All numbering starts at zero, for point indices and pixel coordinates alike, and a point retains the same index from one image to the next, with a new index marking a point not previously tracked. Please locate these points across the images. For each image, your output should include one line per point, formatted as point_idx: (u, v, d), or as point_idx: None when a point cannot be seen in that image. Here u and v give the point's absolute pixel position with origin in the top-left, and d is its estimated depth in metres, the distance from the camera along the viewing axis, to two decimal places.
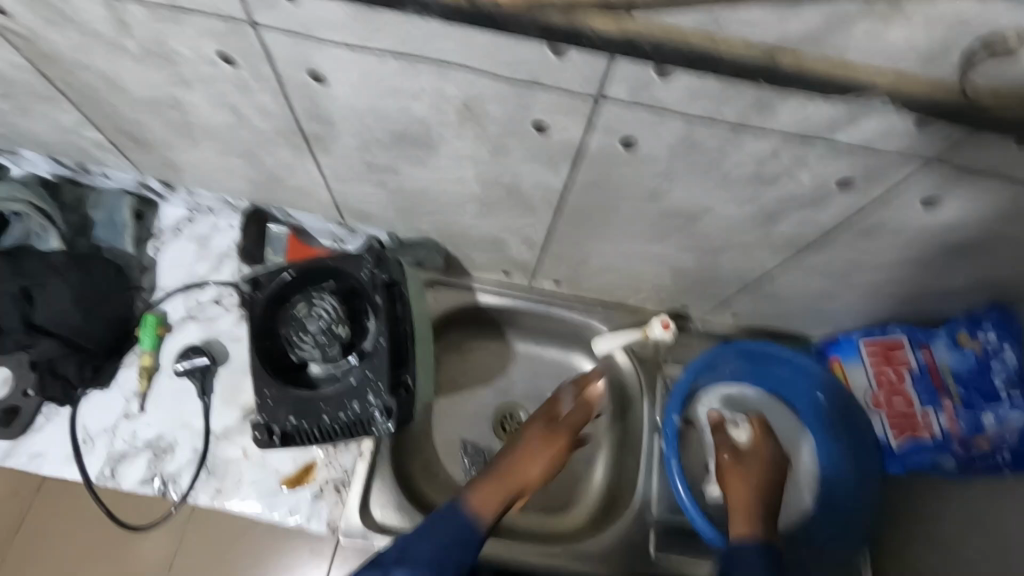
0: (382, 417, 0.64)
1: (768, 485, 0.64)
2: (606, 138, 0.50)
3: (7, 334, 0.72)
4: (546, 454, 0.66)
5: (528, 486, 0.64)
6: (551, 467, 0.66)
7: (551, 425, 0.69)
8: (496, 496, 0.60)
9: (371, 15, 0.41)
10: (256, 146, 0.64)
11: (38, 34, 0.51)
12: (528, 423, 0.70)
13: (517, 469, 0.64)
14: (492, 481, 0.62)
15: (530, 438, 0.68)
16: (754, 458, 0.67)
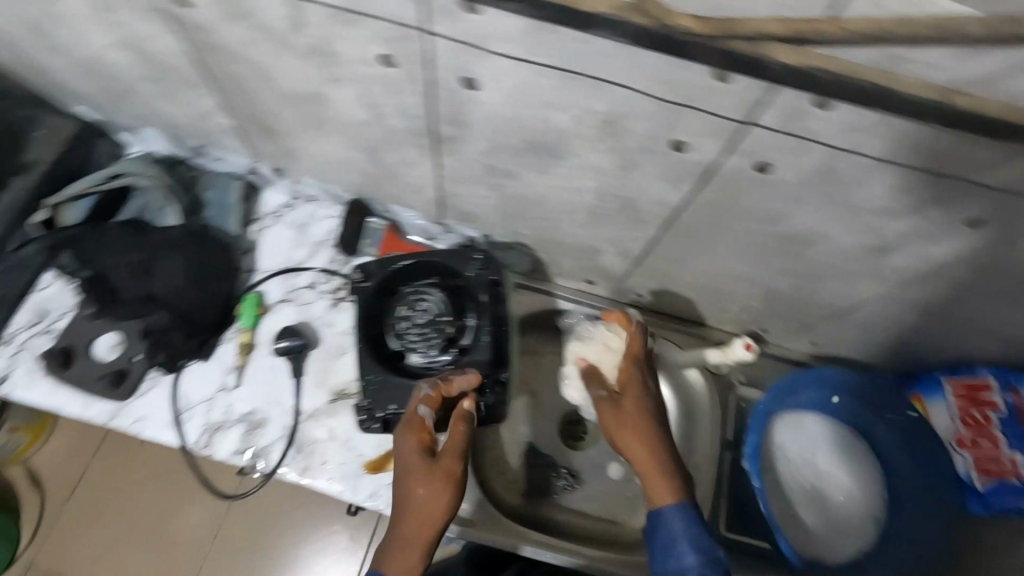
0: (483, 411, 0.66)
1: (658, 429, 0.61)
2: (742, 162, 0.52)
3: (128, 302, 0.77)
4: (411, 505, 0.56)
5: (431, 534, 0.56)
6: (445, 510, 0.56)
7: (416, 459, 0.58)
8: (411, 556, 0.55)
9: (548, 32, 0.44)
10: (384, 143, 0.67)
11: (213, 27, 0.55)
12: (404, 456, 0.59)
13: (409, 529, 0.56)
14: (402, 544, 0.56)
15: (410, 489, 0.57)
16: (637, 395, 0.63)
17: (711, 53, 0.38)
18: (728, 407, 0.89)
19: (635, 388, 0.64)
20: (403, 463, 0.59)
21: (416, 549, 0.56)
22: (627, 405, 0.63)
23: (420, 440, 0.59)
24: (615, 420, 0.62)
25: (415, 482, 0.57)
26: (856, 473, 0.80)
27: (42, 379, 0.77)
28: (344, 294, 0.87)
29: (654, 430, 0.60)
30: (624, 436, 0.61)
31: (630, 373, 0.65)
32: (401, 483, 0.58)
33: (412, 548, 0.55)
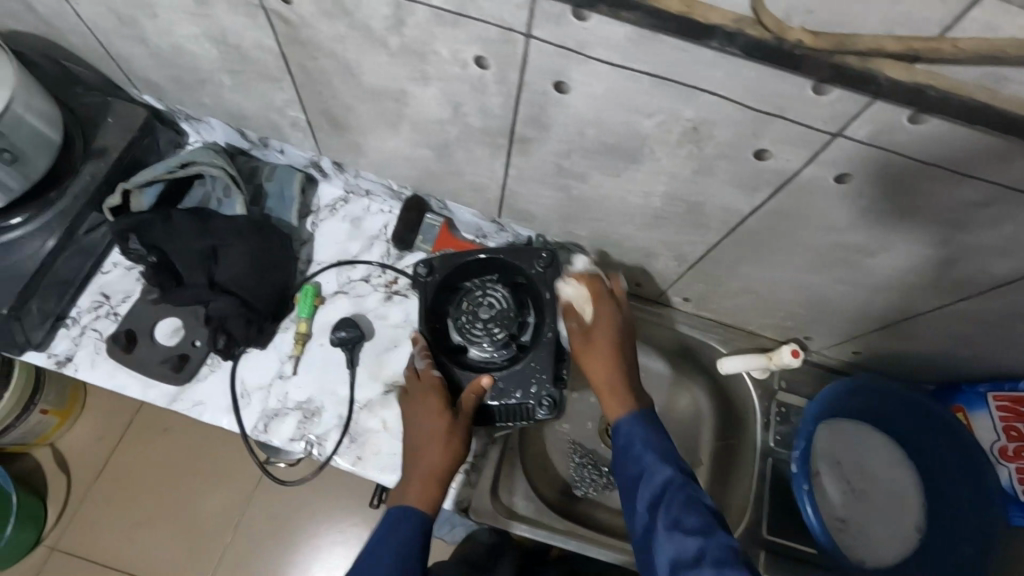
0: (547, 407, 0.67)
1: (624, 360, 0.66)
2: (821, 171, 0.54)
3: (190, 287, 0.78)
4: (429, 451, 0.65)
5: (446, 475, 0.65)
6: (459, 456, 0.65)
7: (437, 412, 0.66)
8: (431, 492, 0.64)
9: (652, 40, 0.45)
10: (456, 141, 0.69)
11: (308, 23, 0.57)
12: (417, 410, 0.67)
13: (428, 470, 0.64)
14: (415, 484, 0.64)
15: (426, 436, 0.65)
16: (608, 326, 0.67)
17: (822, 67, 0.40)
18: (771, 413, 0.90)
19: (608, 326, 0.67)
20: (421, 416, 0.67)
21: (435, 487, 0.64)
22: (598, 337, 0.66)
23: (436, 397, 0.67)
24: (585, 349, 0.67)
25: (434, 431, 0.65)
26: (896, 480, 0.83)
27: (104, 361, 0.79)
28: (397, 288, 0.88)
29: (619, 356, 0.66)
30: (592, 366, 0.66)
31: (599, 309, 0.68)
32: (417, 432, 0.66)
33: (430, 483, 0.64)
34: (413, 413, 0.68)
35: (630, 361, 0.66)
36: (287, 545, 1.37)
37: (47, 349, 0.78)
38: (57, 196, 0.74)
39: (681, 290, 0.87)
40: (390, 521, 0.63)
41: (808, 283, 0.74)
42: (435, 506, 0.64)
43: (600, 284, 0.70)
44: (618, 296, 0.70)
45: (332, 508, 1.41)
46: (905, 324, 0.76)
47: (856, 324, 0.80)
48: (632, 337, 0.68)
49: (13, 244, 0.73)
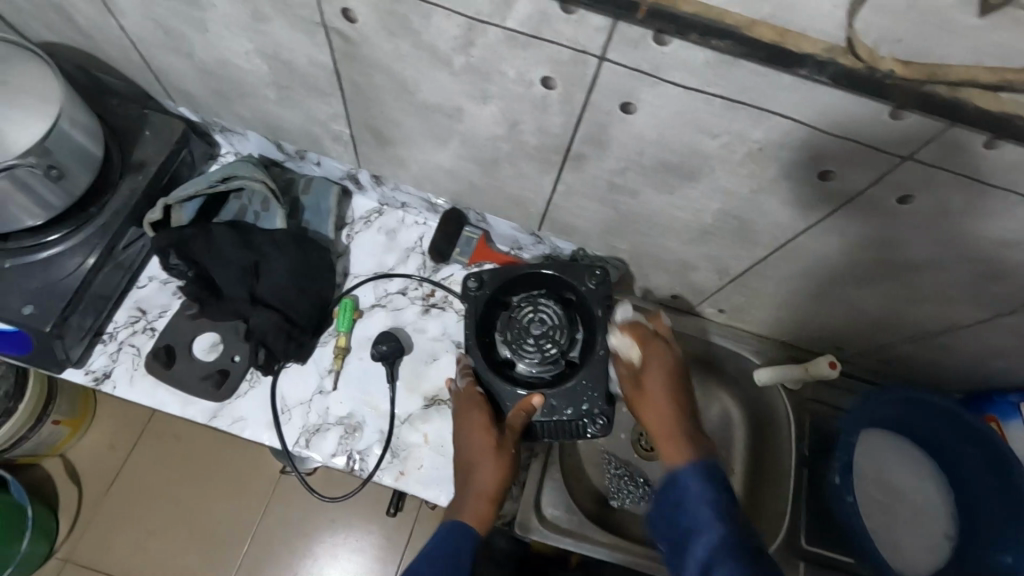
0: (600, 424, 0.69)
1: (673, 398, 0.62)
2: (885, 192, 0.54)
3: (231, 303, 0.77)
4: (483, 468, 0.67)
5: (498, 493, 0.67)
6: (509, 472, 0.67)
7: (485, 427, 0.68)
8: (485, 511, 0.66)
9: (732, 65, 0.46)
10: (506, 158, 0.69)
11: (369, 41, 0.57)
12: (468, 427, 0.69)
13: (482, 486, 0.67)
14: (470, 501, 0.67)
15: (479, 453, 0.68)
16: (660, 370, 0.65)
17: (910, 97, 0.41)
18: (803, 423, 0.89)
19: (658, 367, 0.65)
20: (469, 430, 0.69)
21: (489, 504, 0.67)
22: (649, 384, 0.64)
23: (485, 417, 0.69)
24: (641, 392, 0.64)
25: (485, 447, 0.68)
26: (929, 494, 0.85)
27: (143, 377, 0.78)
28: (434, 300, 0.88)
29: (675, 392, 0.63)
30: (646, 413, 0.63)
31: (652, 363, 0.65)
32: (467, 450, 0.69)
33: (484, 501, 0.66)
34: (461, 424, 0.70)
35: (681, 399, 0.63)
36: (304, 552, 1.36)
37: (84, 365, 0.77)
38: (97, 211, 0.74)
39: (717, 302, 0.88)
40: (443, 534, 0.65)
41: (850, 297, 0.75)
42: (486, 523, 0.67)
43: (646, 329, 0.69)
44: (664, 334, 0.69)
45: (349, 515, 1.39)
46: (945, 338, 0.77)
47: (892, 339, 0.81)
48: (688, 382, 0.65)
49: (53, 261, 0.72)
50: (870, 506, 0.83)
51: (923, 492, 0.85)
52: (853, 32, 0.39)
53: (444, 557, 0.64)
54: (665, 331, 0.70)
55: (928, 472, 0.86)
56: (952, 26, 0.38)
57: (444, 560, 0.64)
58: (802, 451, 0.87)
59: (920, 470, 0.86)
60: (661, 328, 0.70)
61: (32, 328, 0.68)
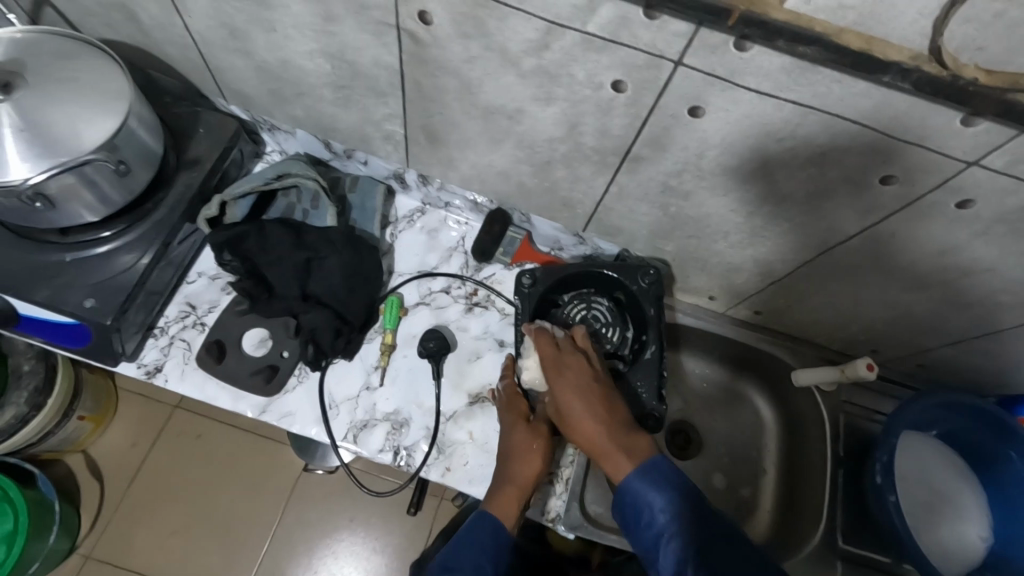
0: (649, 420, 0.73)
1: (601, 398, 0.67)
2: (945, 198, 0.56)
3: (283, 299, 0.78)
4: (515, 458, 0.72)
5: (529, 483, 0.70)
6: (542, 461, 0.72)
7: (521, 418, 0.75)
8: (515, 501, 0.69)
9: (808, 71, 0.47)
10: (562, 160, 0.71)
11: (441, 42, 0.58)
12: (505, 421, 0.75)
13: (514, 477, 0.70)
14: (502, 488, 0.70)
15: (512, 445, 0.73)
16: (573, 379, 0.68)
17: (990, 104, 0.42)
18: (837, 424, 0.88)
19: (578, 374, 0.69)
20: (507, 423, 0.75)
21: (518, 495, 0.70)
22: (569, 391, 0.67)
23: (522, 408, 0.76)
24: (557, 383, 0.68)
25: (520, 438, 0.73)
26: (966, 496, 0.86)
27: (193, 371, 0.79)
28: (477, 299, 0.89)
29: (603, 412, 0.66)
30: (573, 409, 0.66)
31: (559, 376, 0.69)
32: (504, 440, 0.74)
33: (513, 490, 0.70)
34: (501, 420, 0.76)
35: (603, 402, 0.67)
36: (323, 551, 1.36)
37: (136, 359, 0.78)
38: (153, 207, 0.75)
39: (755, 304, 0.89)
40: (476, 520, 0.68)
41: (892, 300, 0.76)
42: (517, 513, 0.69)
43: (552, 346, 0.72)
44: (576, 347, 0.73)
45: (368, 513, 1.40)
46: (982, 342, 0.78)
47: (929, 342, 0.83)
48: (607, 389, 0.69)
49: (110, 254, 0.72)
50: (914, 510, 0.83)
51: (962, 494, 0.86)
52: (940, 41, 0.40)
53: (476, 546, 0.67)
54: (581, 342, 0.74)
55: (963, 473, 0.87)
56: None
57: (473, 546, 0.67)
58: (837, 452, 0.87)
59: (956, 472, 0.87)
60: (564, 343, 0.73)
61: (93, 321, 0.69)
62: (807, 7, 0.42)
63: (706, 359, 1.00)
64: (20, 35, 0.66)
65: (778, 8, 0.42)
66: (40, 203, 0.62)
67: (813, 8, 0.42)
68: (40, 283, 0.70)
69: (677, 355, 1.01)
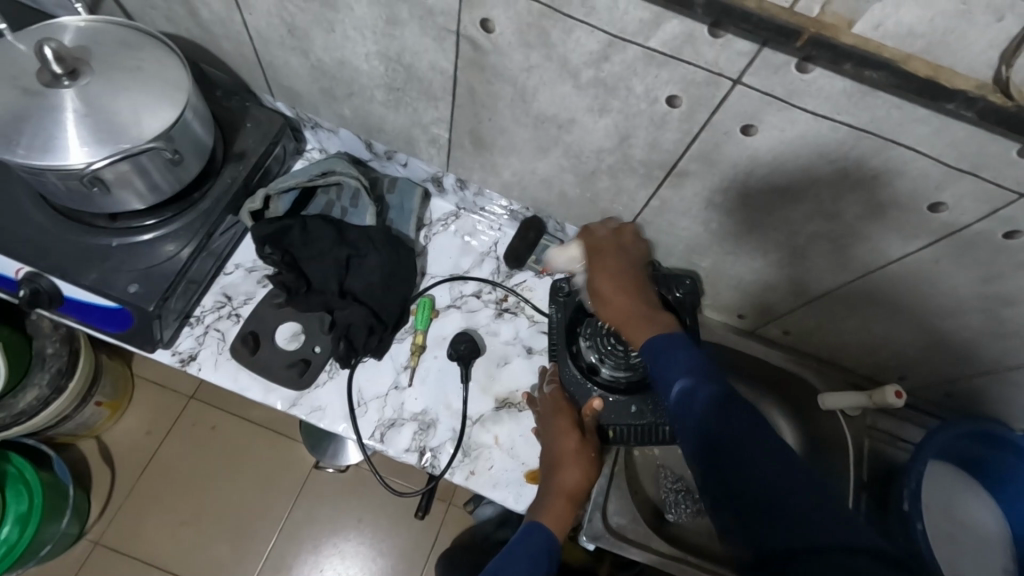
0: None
1: (637, 277, 0.67)
2: (993, 226, 0.56)
3: (321, 294, 0.80)
4: (567, 467, 0.71)
5: (578, 494, 0.71)
6: (592, 473, 0.72)
7: (569, 429, 0.73)
8: (567, 511, 0.70)
9: (870, 95, 0.48)
10: (607, 170, 0.72)
11: (501, 50, 0.60)
12: (554, 426, 0.75)
13: (563, 487, 0.71)
14: (554, 502, 0.70)
15: (563, 453, 0.72)
16: (617, 256, 0.68)
17: None
18: (862, 449, 0.87)
19: (620, 253, 0.69)
20: (555, 430, 0.74)
21: (567, 504, 0.70)
22: (602, 270, 0.67)
23: (568, 418, 0.74)
24: (595, 261, 0.69)
25: (568, 445, 0.72)
26: (988, 526, 0.86)
27: (226, 361, 0.80)
28: (508, 305, 0.89)
29: (631, 286, 0.66)
30: (599, 282, 0.67)
31: (601, 250, 0.69)
32: (553, 450, 0.73)
33: (563, 500, 0.70)
34: (547, 427, 0.75)
35: (636, 281, 0.67)
36: (330, 549, 1.35)
37: (172, 347, 0.79)
38: (200, 197, 0.76)
39: (785, 324, 0.89)
40: (524, 534, 0.67)
41: (925, 327, 0.77)
42: (569, 525, 0.69)
43: (599, 228, 0.71)
44: (625, 239, 0.70)
45: (380, 515, 1.40)
46: (1016, 373, 0.78)
47: (962, 371, 0.82)
48: (644, 276, 0.69)
49: (156, 242, 0.74)
50: (940, 538, 0.83)
51: (982, 523, 0.86)
52: (1007, 72, 0.41)
53: (526, 556, 0.64)
54: (628, 236, 0.71)
55: (985, 505, 0.87)
56: None
57: (524, 557, 0.64)
58: (862, 477, 0.86)
59: (977, 503, 0.87)
60: (615, 233, 0.70)
61: (136, 306, 0.70)
62: (874, 33, 0.43)
63: None
64: (85, 25, 0.68)
65: (846, 33, 0.43)
66: (97, 187, 0.63)
67: (881, 34, 0.43)
68: (86, 266, 0.71)
69: None
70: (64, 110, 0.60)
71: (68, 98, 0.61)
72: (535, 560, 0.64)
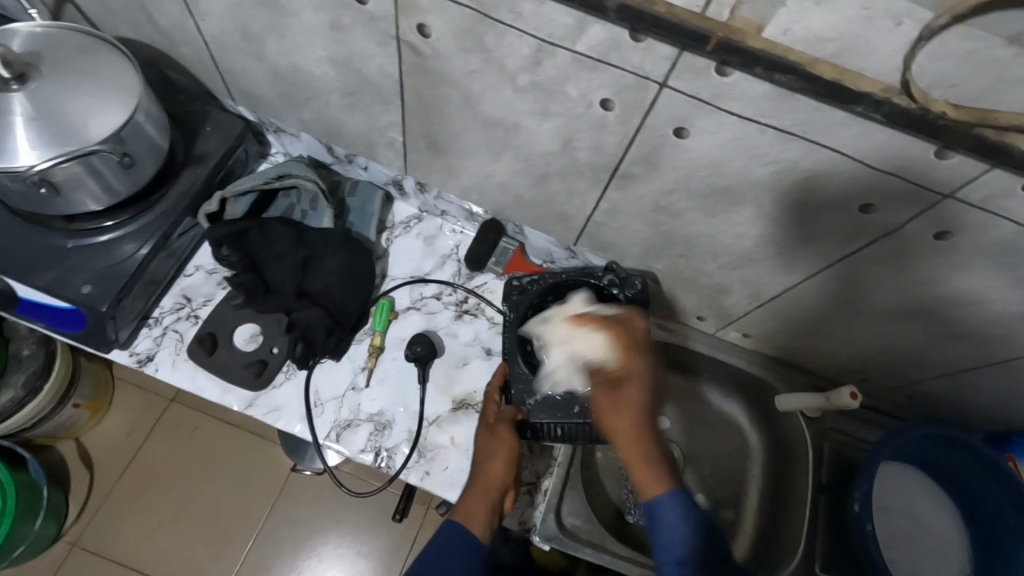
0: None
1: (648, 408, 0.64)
2: (924, 227, 0.57)
3: (278, 296, 0.80)
4: (479, 460, 0.73)
5: (495, 479, 0.72)
6: (509, 458, 0.73)
7: (482, 424, 0.77)
8: (481, 506, 0.69)
9: (788, 99, 0.49)
10: (556, 173, 0.72)
11: (442, 55, 0.61)
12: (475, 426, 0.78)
13: (482, 477, 0.72)
14: (469, 495, 0.71)
15: (478, 449, 0.75)
16: (628, 379, 0.65)
17: (962, 137, 0.43)
18: (823, 450, 0.87)
19: (633, 378, 0.65)
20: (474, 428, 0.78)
21: (484, 491, 0.71)
22: (621, 403, 0.64)
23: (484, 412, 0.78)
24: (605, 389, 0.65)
25: (482, 438, 0.75)
26: (944, 525, 0.85)
27: (184, 362, 0.81)
28: (468, 306, 0.90)
29: (648, 424, 0.64)
30: (620, 410, 0.64)
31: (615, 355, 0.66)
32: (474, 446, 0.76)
33: (478, 489, 0.71)
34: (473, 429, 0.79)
35: (652, 409, 0.64)
36: (307, 553, 1.35)
37: (130, 347, 0.81)
38: (157, 199, 0.77)
39: (744, 326, 0.90)
40: (442, 528, 0.69)
41: (877, 330, 0.77)
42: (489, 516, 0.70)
43: (607, 320, 0.69)
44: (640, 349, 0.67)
45: (354, 517, 1.39)
46: (968, 376, 0.78)
47: (916, 373, 0.83)
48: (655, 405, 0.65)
49: (112, 244, 0.75)
50: (891, 538, 0.83)
51: (937, 523, 0.85)
52: (910, 74, 0.42)
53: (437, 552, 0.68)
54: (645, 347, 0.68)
55: (942, 504, 0.86)
56: (1008, 74, 0.40)
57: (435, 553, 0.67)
58: (820, 479, 0.86)
59: (933, 502, 0.87)
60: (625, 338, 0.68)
61: (90, 307, 0.71)
62: (782, 38, 0.44)
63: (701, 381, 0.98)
64: (42, 30, 0.69)
65: (758, 37, 0.44)
66: (46, 189, 0.64)
67: (790, 38, 0.44)
68: (44, 266, 0.72)
69: (668, 373, 0.98)
70: (13, 114, 0.61)
71: (18, 102, 0.62)
72: (448, 558, 0.67)
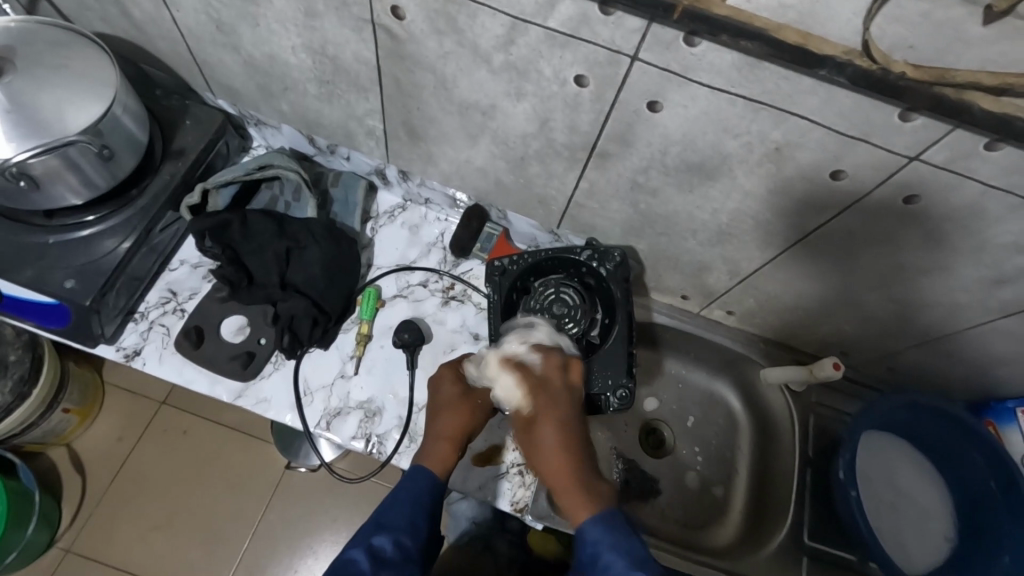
0: (621, 395, 0.76)
1: (578, 433, 0.61)
2: (894, 194, 0.58)
3: (263, 287, 0.81)
4: (446, 412, 0.70)
5: (460, 437, 0.69)
6: (474, 422, 0.71)
7: (454, 382, 0.73)
8: (445, 457, 0.68)
9: (756, 67, 0.50)
10: (536, 155, 0.73)
11: (416, 38, 0.61)
12: (441, 382, 0.74)
13: (446, 431, 0.69)
14: (434, 445, 0.69)
15: (445, 403, 0.72)
16: (552, 401, 0.62)
17: (921, 97, 0.44)
18: (806, 426, 0.91)
19: (562, 397, 0.63)
20: (439, 382, 0.74)
21: (451, 447, 0.69)
22: (545, 418, 0.60)
23: (455, 371, 0.75)
24: (535, 404, 0.62)
25: (451, 396, 0.72)
26: (928, 492, 0.87)
27: (171, 355, 0.81)
28: (454, 293, 0.91)
29: (575, 447, 0.59)
30: (544, 432, 0.60)
31: (535, 386, 0.63)
32: (437, 400, 0.73)
33: (446, 444, 0.69)
34: (434, 385, 0.75)
35: (576, 431, 0.61)
36: (304, 551, 1.35)
37: (116, 342, 0.81)
38: (137, 193, 0.77)
39: (727, 303, 0.91)
40: (408, 477, 0.66)
41: (854, 301, 0.78)
42: (448, 471, 0.68)
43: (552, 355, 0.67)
44: (565, 375, 0.65)
45: (347, 515, 1.39)
46: (944, 343, 0.80)
47: (896, 343, 0.84)
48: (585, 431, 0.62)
49: (93, 239, 0.75)
50: (877, 507, 0.84)
51: (920, 491, 0.87)
52: (869, 35, 0.43)
53: (409, 500, 0.64)
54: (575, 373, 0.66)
55: (924, 472, 0.88)
56: (960, 33, 0.42)
57: (404, 502, 0.63)
58: (805, 452, 0.89)
59: (917, 471, 0.88)
60: (550, 363, 0.66)
61: (73, 301, 0.71)
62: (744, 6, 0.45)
63: (686, 360, 0.99)
64: (15, 25, 0.68)
65: (721, 5, 0.45)
66: (25, 182, 0.64)
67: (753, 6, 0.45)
68: (26, 262, 0.72)
69: (655, 354, 0.99)
70: None
71: None
72: (416, 505, 0.63)
